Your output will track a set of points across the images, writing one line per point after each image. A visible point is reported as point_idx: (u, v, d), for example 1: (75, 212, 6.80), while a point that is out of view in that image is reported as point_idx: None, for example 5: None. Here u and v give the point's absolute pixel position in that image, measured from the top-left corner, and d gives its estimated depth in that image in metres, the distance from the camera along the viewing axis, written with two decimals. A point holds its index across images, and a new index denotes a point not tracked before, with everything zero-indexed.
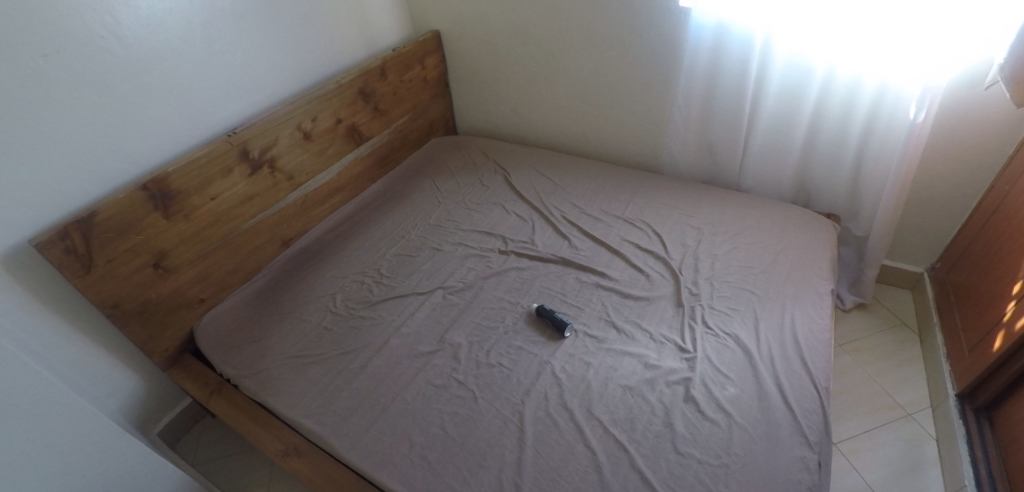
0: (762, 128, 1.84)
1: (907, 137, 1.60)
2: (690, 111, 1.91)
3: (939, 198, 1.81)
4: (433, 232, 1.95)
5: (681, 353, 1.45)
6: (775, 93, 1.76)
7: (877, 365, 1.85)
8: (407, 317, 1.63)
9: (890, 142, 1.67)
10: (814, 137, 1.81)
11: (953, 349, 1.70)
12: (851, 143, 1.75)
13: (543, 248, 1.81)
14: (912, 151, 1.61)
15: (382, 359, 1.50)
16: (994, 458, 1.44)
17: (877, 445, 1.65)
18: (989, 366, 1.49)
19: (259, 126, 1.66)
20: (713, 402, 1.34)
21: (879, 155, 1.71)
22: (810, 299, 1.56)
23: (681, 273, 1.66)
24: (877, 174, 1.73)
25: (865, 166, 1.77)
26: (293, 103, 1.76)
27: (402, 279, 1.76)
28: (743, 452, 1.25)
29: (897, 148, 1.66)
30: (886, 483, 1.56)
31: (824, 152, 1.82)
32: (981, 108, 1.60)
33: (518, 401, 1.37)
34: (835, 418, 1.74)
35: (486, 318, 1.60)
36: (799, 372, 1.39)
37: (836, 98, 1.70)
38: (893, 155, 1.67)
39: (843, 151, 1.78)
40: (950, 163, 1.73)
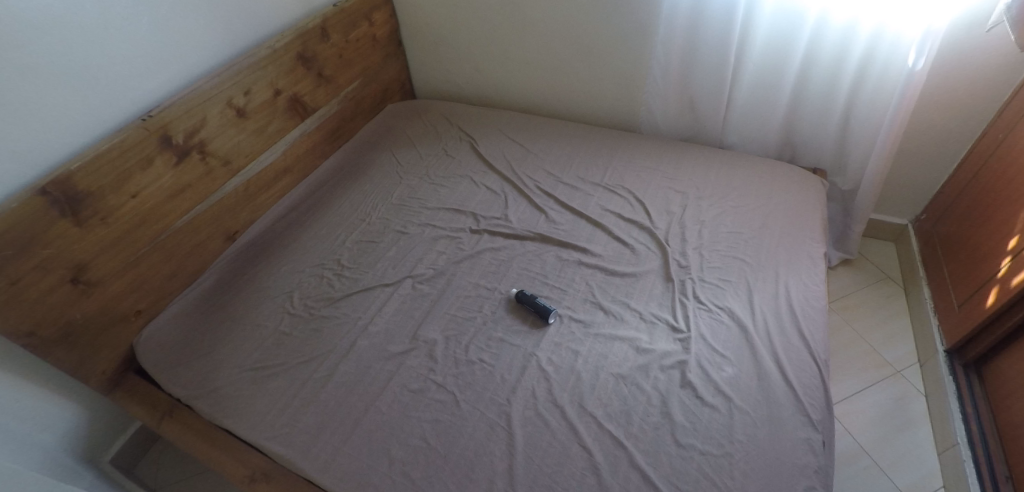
0: (747, 82, 1.71)
1: (904, 87, 1.50)
2: (671, 65, 1.76)
3: (929, 147, 1.74)
4: (396, 213, 1.78)
5: (674, 333, 1.35)
6: (763, 43, 1.63)
7: (864, 323, 1.82)
8: (375, 313, 1.48)
9: (884, 91, 1.57)
10: (803, 89, 1.69)
11: (942, 302, 1.66)
12: (842, 95, 1.64)
13: (518, 224, 1.66)
14: (908, 101, 1.52)
15: (351, 366, 1.37)
16: (984, 413, 1.44)
17: (868, 406, 1.63)
18: (979, 323, 1.46)
19: (182, 107, 1.43)
20: (711, 385, 1.26)
21: (870, 105, 1.61)
22: (804, 266, 1.48)
23: (668, 244, 1.54)
24: (868, 127, 1.64)
25: (854, 118, 1.67)
26: (220, 75, 1.52)
27: (367, 270, 1.61)
28: (746, 440, 1.18)
29: (892, 99, 1.56)
30: (879, 444, 1.55)
31: (813, 105, 1.70)
32: (979, 52, 1.52)
33: (504, 402, 1.26)
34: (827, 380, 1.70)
35: (462, 309, 1.47)
36: (798, 345, 1.32)
37: (828, 47, 1.57)
38: (890, 106, 1.57)
39: (832, 103, 1.67)
40: (940, 111, 1.65)
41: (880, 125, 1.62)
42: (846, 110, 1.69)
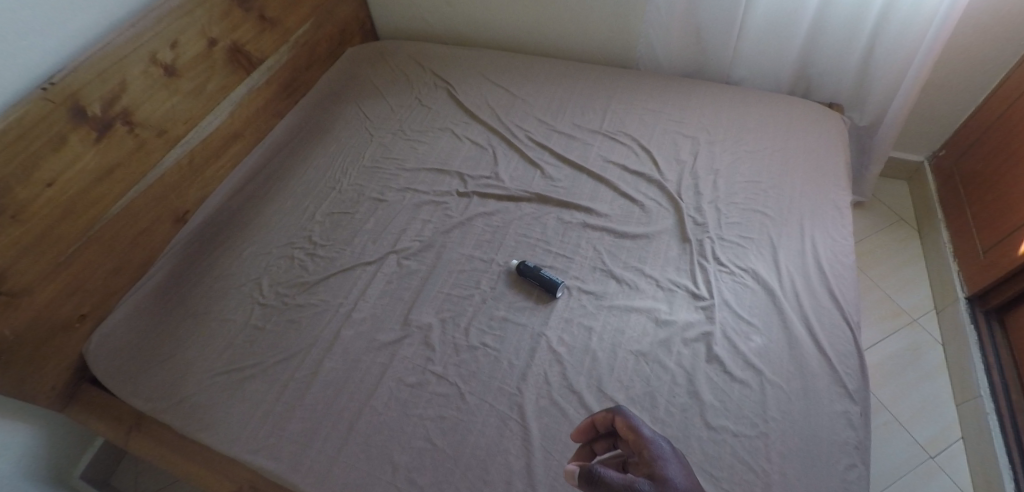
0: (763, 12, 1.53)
1: (946, 14, 1.34)
2: None
3: (956, 76, 1.64)
4: (370, 177, 1.58)
5: (695, 301, 1.22)
6: None
7: (878, 269, 1.75)
8: (358, 297, 1.31)
9: (919, 18, 1.41)
10: (825, 17, 1.53)
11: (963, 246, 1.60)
12: (869, 23, 1.48)
13: (511, 183, 1.48)
14: (947, 29, 1.37)
15: (337, 361, 1.21)
16: (1007, 364, 1.39)
17: (885, 357, 1.59)
18: (1006, 273, 1.39)
19: (91, 68, 1.18)
20: (740, 358, 1.15)
21: (901, 33, 1.46)
22: (828, 217, 1.37)
23: (681, 199, 1.39)
24: (896, 58, 1.50)
25: (880, 49, 1.52)
26: (134, 27, 1.27)
27: (343, 246, 1.42)
28: (782, 417, 1.08)
29: (929, 27, 1.41)
30: (897, 397, 1.52)
31: (834, 34, 1.55)
32: None
33: (514, 391, 1.12)
34: None
35: (457, 286, 1.30)
36: (828, 307, 1.23)
37: None
38: (925, 36, 1.42)
39: (858, 32, 1.51)
40: (977, 32, 1.54)
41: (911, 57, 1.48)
42: (871, 40, 1.54)
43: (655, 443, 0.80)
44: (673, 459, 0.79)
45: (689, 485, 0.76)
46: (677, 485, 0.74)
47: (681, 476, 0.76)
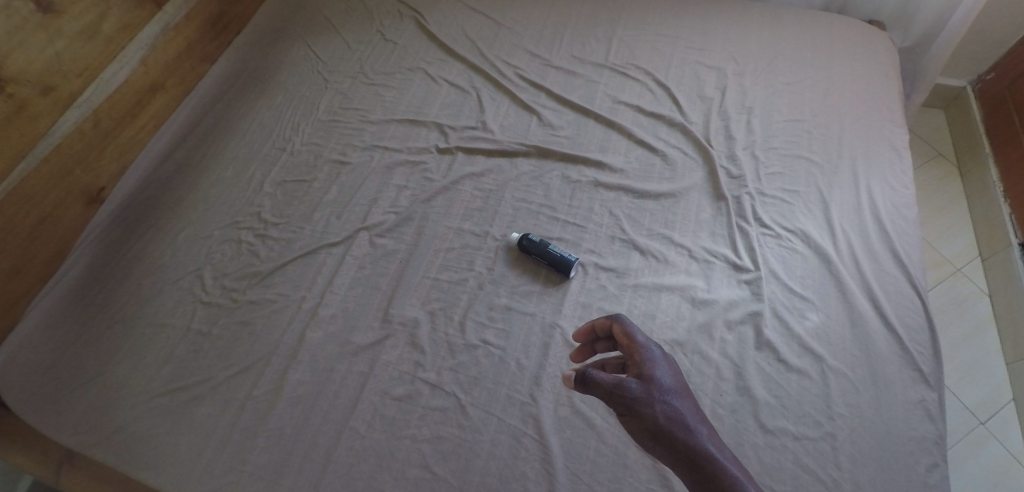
0: None
1: None
2: None
3: None
4: (328, 134, 1.29)
5: (737, 274, 1.01)
6: None
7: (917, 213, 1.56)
8: (325, 289, 1.07)
9: None
10: None
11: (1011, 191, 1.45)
12: None
13: (503, 134, 1.20)
14: None
15: (306, 373, 0.98)
16: None
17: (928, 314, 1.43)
18: None
19: None
20: (795, 342, 0.96)
21: None
22: (883, 161, 1.15)
23: (711, 146, 1.15)
24: None
25: None
26: None
27: (301, 224, 1.16)
28: (849, 412, 0.91)
29: None
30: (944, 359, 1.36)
31: None
32: None
33: (527, 400, 0.91)
34: None
35: (446, 268, 1.06)
36: (893, 273, 1.03)
37: None
38: None
39: None
40: None
41: None
42: None
43: (647, 345, 0.75)
44: (664, 361, 0.73)
45: (679, 385, 0.71)
46: (663, 384, 0.70)
47: (671, 377, 0.71)
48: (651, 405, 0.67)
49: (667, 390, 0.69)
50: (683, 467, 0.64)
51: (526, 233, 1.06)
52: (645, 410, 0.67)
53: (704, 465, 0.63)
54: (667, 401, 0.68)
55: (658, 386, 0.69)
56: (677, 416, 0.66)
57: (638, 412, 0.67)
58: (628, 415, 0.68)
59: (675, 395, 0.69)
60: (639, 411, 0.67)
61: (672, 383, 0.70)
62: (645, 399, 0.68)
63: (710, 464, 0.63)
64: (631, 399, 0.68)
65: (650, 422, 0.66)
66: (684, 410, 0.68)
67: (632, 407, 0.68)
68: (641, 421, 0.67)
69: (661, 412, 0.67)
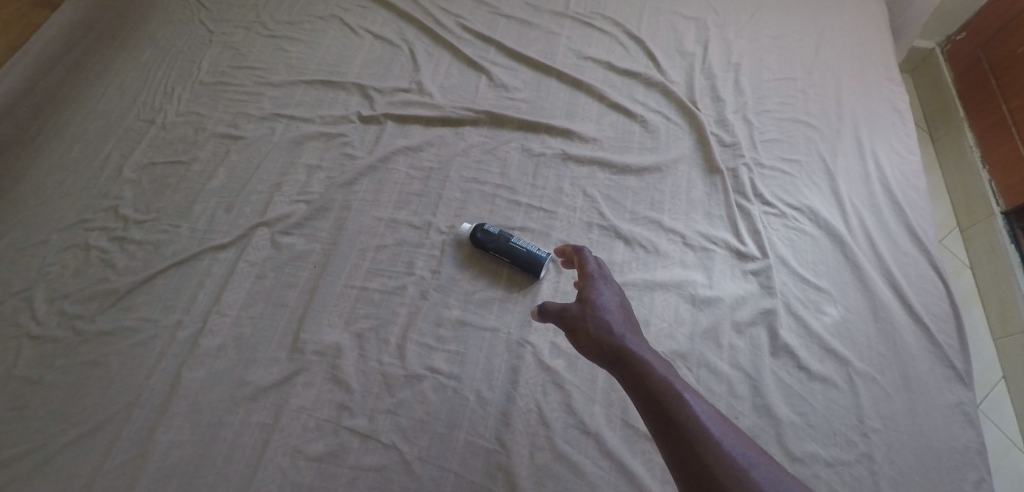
0: None
1: None
2: None
3: None
4: (213, 101, 0.98)
5: (741, 263, 0.82)
6: None
7: None
8: (210, 309, 0.78)
9: None
10: None
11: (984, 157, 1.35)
12: None
13: (444, 97, 0.95)
14: None
15: (184, 430, 0.71)
16: None
17: None
18: None
19: None
20: (815, 343, 0.79)
21: None
22: (886, 123, 0.99)
23: (697, 108, 0.96)
24: None
25: None
26: None
27: (175, 221, 0.86)
28: (883, 426, 0.75)
29: None
30: None
31: None
32: None
33: (494, 447, 0.68)
34: None
35: (377, 274, 0.81)
36: (911, 252, 0.88)
37: None
38: None
39: None
40: None
41: None
42: None
43: (591, 266, 0.65)
44: (608, 277, 0.64)
45: (622, 303, 0.62)
46: (602, 304, 0.61)
47: (613, 294, 0.63)
48: (588, 317, 0.59)
49: (606, 303, 0.61)
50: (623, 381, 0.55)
51: (480, 223, 0.82)
52: (582, 325, 0.59)
53: (643, 375, 0.54)
54: (606, 313, 0.59)
55: (596, 299, 0.61)
56: (617, 330, 0.58)
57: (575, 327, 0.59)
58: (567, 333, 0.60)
59: (617, 314, 0.60)
60: (575, 326, 0.59)
61: (614, 299, 0.62)
62: (583, 313, 0.60)
63: (649, 372, 0.54)
64: (567, 316, 0.60)
65: (587, 336, 0.58)
66: (625, 323, 0.59)
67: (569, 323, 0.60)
68: (578, 337, 0.59)
69: (598, 325, 0.58)
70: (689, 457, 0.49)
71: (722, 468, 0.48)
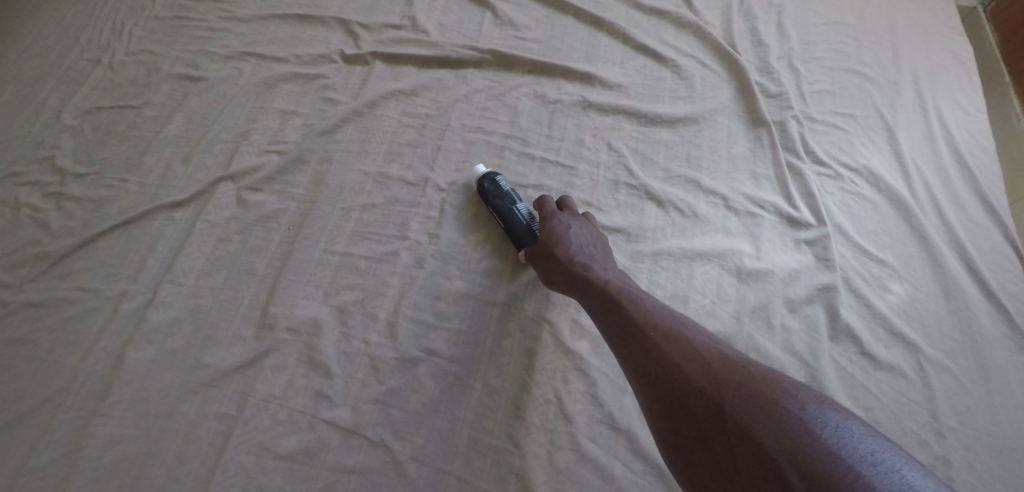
0: None
1: None
2: None
3: None
4: (170, 37, 0.84)
5: (793, 230, 0.70)
6: None
7: None
8: (162, 278, 0.65)
9: None
10: None
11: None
12: None
13: (443, 35, 0.81)
14: None
15: (127, 422, 0.58)
16: None
17: None
18: None
19: None
20: (879, 325, 0.67)
21: None
22: (949, 76, 0.87)
23: (737, 53, 0.82)
24: None
25: None
26: None
27: (123, 174, 0.72)
28: (959, 424, 0.63)
29: None
30: None
31: None
32: None
33: (504, 445, 0.56)
34: None
35: (363, 238, 0.68)
36: (983, 223, 0.76)
37: None
38: None
39: None
40: None
41: None
42: None
43: (550, 209, 0.63)
44: (571, 210, 0.64)
45: (582, 240, 0.60)
46: (558, 244, 0.60)
47: (579, 225, 0.63)
48: (550, 248, 0.59)
49: (567, 234, 0.61)
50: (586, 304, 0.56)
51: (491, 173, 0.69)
52: (545, 257, 0.60)
53: (602, 295, 0.54)
54: (569, 249, 0.59)
55: (558, 230, 0.61)
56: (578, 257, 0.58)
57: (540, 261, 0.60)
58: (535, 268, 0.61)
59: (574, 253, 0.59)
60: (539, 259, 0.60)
61: (575, 229, 0.62)
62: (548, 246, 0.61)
63: (605, 293, 0.54)
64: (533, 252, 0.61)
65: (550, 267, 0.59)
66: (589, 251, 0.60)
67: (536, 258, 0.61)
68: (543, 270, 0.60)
69: (560, 253, 0.59)
70: (648, 384, 0.48)
71: (675, 390, 0.46)
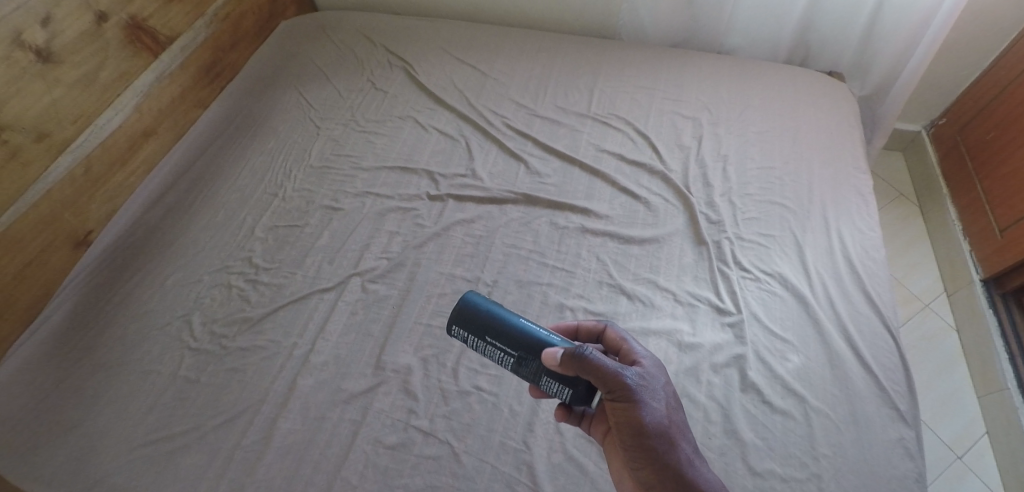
0: None
1: None
2: None
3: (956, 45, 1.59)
4: (320, 180, 1.31)
5: (720, 317, 1.05)
6: None
7: (896, 243, 1.70)
8: (317, 336, 1.07)
9: None
10: None
11: (994, 212, 1.47)
12: None
13: (492, 180, 1.25)
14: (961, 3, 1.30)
15: (297, 422, 0.97)
16: (1016, 350, 1.37)
17: (930, 319, 1.55)
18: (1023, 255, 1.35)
19: None
20: (778, 383, 0.99)
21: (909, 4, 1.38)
22: (854, 205, 1.21)
23: (691, 193, 1.21)
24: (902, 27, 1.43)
25: (885, 18, 1.45)
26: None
27: (292, 270, 1.17)
28: (832, 453, 0.92)
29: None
30: (934, 375, 1.46)
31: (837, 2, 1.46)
32: None
33: (521, 447, 0.92)
34: (910, 303, 1.58)
35: (438, 314, 1.08)
36: (866, 311, 1.06)
37: None
38: (936, 11, 1.36)
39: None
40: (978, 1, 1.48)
41: (918, 28, 1.42)
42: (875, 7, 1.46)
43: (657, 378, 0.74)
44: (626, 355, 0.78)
45: (693, 449, 0.71)
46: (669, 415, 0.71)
47: (633, 342, 0.79)
48: (611, 366, 0.69)
49: (675, 412, 0.72)
50: (647, 441, 0.68)
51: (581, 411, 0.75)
52: (614, 380, 0.69)
53: None
54: (691, 457, 0.70)
55: (674, 413, 0.72)
56: (477, 295, 0.83)
57: (465, 331, 0.82)
58: (468, 333, 0.80)
59: (694, 462, 0.69)
60: (608, 372, 0.68)
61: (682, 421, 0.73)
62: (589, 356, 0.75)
63: None
64: (463, 340, 0.82)
65: (451, 317, 0.82)
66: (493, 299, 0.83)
67: (474, 329, 0.81)
68: (467, 326, 0.81)
69: (642, 395, 0.69)
70: None
71: None
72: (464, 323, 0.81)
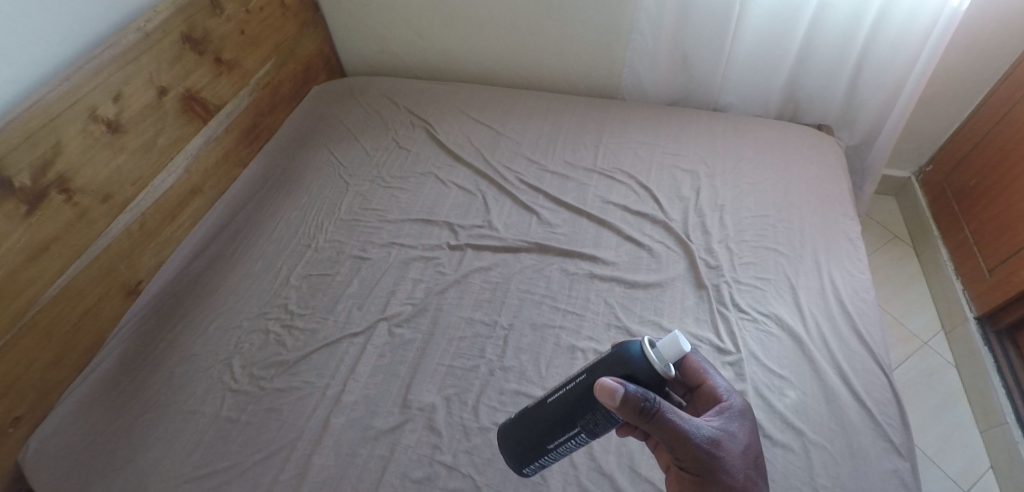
0: (745, 48, 1.61)
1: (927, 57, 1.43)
2: (663, 31, 1.60)
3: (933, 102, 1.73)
4: (349, 232, 1.43)
5: (722, 356, 1.13)
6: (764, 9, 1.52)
7: (893, 283, 1.78)
8: (347, 377, 1.16)
9: (900, 56, 1.49)
10: (808, 52, 1.61)
11: (982, 254, 1.55)
12: (852, 56, 1.55)
13: (506, 231, 1.36)
14: (929, 69, 1.45)
15: (330, 457, 1.05)
16: (1012, 384, 1.42)
17: (929, 356, 1.61)
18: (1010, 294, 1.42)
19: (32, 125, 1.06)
20: (777, 418, 1.06)
21: (884, 68, 1.53)
22: (844, 249, 1.30)
23: (690, 240, 1.31)
24: (881, 87, 1.56)
25: (863, 81, 1.60)
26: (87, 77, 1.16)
27: (325, 315, 1.27)
28: (831, 484, 0.98)
29: (910, 64, 1.49)
30: (936, 411, 1.51)
31: (819, 67, 1.62)
32: (987, 12, 1.49)
33: (538, 480, 0.99)
34: (909, 341, 1.64)
35: (459, 356, 1.16)
36: (858, 350, 1.14)
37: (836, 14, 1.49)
38: (909, 74, 1.50)
39: (843, 64, 1.58)
40: (948, 66, 1.63)
41: (895, 88, 1.55)
42: (854, 71, 1.61)
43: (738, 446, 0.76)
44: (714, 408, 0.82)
45: None
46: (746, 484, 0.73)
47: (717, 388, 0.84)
48: (691, 434, 0.71)
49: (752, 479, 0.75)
50: None
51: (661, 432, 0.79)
52: (692, 447, 0.72)
53: None
54: None
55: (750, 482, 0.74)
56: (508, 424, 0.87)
57: (533, 463, 0.85)
58: (534, 461, 0.84)
59: None
60: (688, 441, 0.71)
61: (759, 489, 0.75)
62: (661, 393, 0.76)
63: None
64: (535, 466, 0.86)
65: (514, 465, 0.86)
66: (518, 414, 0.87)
67: (534, 455, 0.84)
68: (525, 461, 0.85)
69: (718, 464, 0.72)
70: None
71: None
72: (523, 460, 0.85)
